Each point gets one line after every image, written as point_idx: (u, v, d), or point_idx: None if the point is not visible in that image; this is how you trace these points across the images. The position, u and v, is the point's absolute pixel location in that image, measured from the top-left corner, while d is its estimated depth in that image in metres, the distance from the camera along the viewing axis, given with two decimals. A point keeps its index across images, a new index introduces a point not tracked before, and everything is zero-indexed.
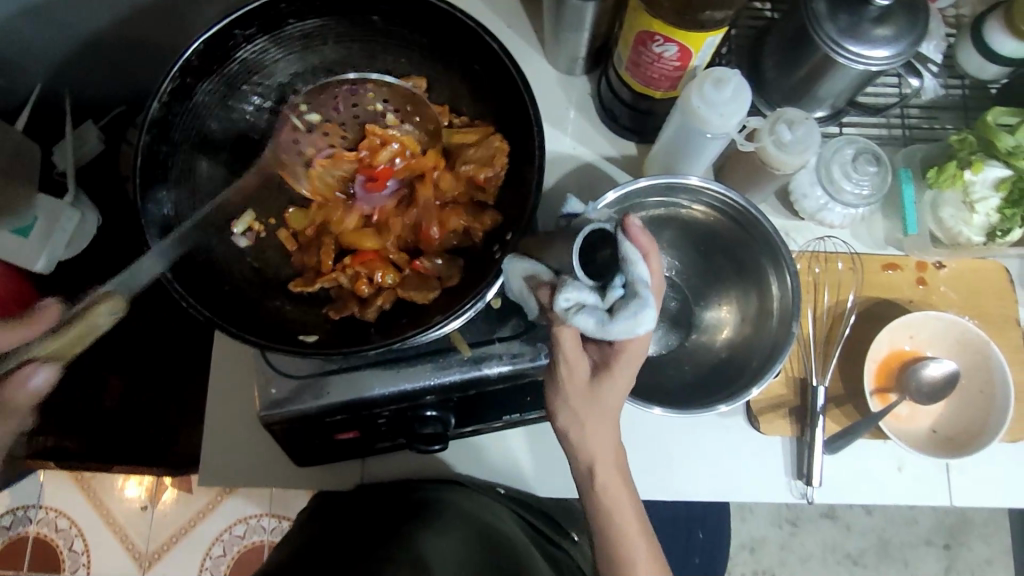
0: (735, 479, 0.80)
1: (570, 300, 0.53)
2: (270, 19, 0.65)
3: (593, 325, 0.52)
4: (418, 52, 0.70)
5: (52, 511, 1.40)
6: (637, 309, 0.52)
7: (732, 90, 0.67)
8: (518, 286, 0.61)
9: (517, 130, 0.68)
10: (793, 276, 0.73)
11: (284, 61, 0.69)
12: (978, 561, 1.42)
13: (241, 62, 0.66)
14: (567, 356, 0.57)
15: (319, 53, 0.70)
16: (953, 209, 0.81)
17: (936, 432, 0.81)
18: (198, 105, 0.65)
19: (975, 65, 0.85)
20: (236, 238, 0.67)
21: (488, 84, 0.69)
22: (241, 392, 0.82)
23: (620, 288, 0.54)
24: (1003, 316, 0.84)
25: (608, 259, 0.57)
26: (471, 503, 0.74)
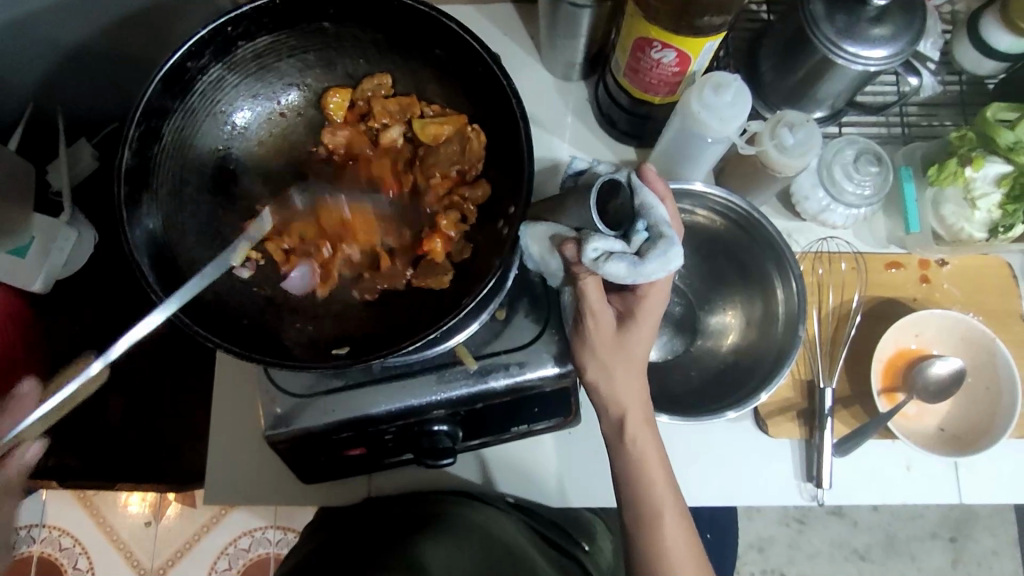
0: (744, 482, 0.79)
1: (598, 250, 0.56)
2: (220, 45, 0.62)
3: (626, 268, 0.55)
4: (373, 48, 0.68)
5: (56, 529, 1.39)
6: (665, 247, 0.56)
7: (732, 94, 0.67)
8: (538, 252, 0.64)
9: (497, 120, 0.66)
10: (798, 278, 0.73)
11: (242, 87, 0.66)
12: (985, 553, 1.42)
13: (201, 93, 0.63)
14: (592, 306, 0.62)
15: (276, 69, 0.67)
16: (955, 206, 0.81)
17: (944, 430, 0.81)
18: (167, 148, 0.62)
19: (972, 61, 0.85)
20: (238, 271, 0.64)
21: (451, 69, 0.67)
22: (245, 410, 0.82)
23: (644, 232, 0.57)
24: (1006, 311, 0.83)
25: (620, 208, 0.61)
26: (481, 515, 0.74)
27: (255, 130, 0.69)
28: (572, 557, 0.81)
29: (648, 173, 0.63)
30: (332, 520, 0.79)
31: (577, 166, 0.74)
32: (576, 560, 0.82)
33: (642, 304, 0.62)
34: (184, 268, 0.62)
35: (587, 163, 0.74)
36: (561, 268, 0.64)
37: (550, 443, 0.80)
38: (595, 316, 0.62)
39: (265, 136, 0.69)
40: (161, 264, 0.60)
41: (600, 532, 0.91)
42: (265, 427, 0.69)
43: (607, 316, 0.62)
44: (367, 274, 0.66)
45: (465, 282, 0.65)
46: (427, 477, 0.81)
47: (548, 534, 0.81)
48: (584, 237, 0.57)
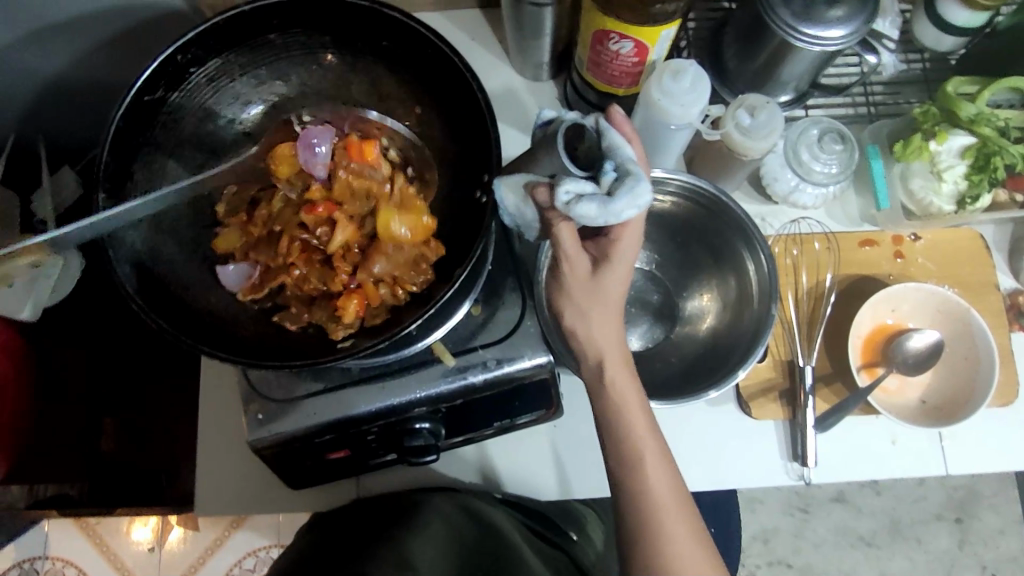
0: (731, 465, 0.80)
1: (570, 192, 0.55)
2: (172, 76, 0.62)
3: (596, 208, 0.53)
4: (323, 51, 0.67)
5: (59, 560, 1.39)
6: (633, 183, 0.54)
7: (690, 80, 0.68)
8: (512, 202, 0.60)
9: (459, 115, 0.67)
10: (767, 256, 0.73)
11: (201, 112, 0.66)
12: (991, 532, 1.41)
13: (163, 126, 0.64)
14: (568, 254, 0.60)
15: (232, 89, 0.67)
16: (923, 179, 0.81)
17: (927, 403, 0.81)
18: (140, 182, 0.63)
19: (931, 38, 0.86)
20: (227, 279, 0.65)
21: (402, 58, 0.67)
22: (232, 422, 0.82)
23: (612, 172, 0.56)
24: (981, 282, 0.84)
25: (590, 148, 0.61)
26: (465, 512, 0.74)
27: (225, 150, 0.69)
28: (560, 548, 0.81)
29: (616, 116, 0.61)
30: (322, 522, 0.79)
31: (545, 117, 0.64)
32: (564, 549, 0.82)
33: (616, 246, 0.60)
34: (176, 292, 0.63)
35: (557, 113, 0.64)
36: (537, 216, 0.62)
37: (535, 437, 0.81)
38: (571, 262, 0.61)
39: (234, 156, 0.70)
40: (146, 279, 0.61)
41: (591, 521, 0.92)
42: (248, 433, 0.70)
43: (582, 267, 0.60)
44: (295, 306, 0.66)
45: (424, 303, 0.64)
46: (417, 479, 0.81)
47: (534, 525, 0.82)
48: (557, 181, 0.56)
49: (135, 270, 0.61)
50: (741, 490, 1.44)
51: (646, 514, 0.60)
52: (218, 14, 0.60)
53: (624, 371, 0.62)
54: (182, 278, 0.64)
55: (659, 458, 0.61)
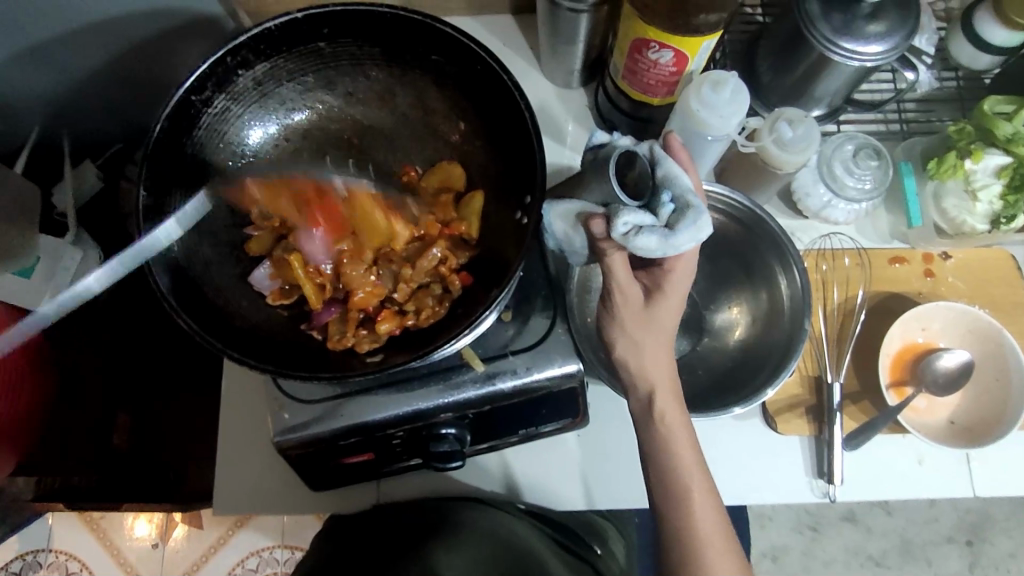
0: (755, 479, 0.79)
1: (628, 224, 0.55)
2: (220, 77, 0.62)
3: (657, 241, 0.54)
4: (371, 62, 0.67)
5: (63, 554, 1.39)
6: (694, 215, 0.55)
7: (730, 92, 0.67)
8: (562, 228, 0.63)
9: (505, 134, 0.66)
10: (802, 273, 0.73)
11: (246, 117, 0.66)
12: (1003, 556, 1.40)
13: (206, 128, 0.63)
14: (621, 284, 0.60)
15: (277, 94, 0.67)
16: (956, 199, 0.80)
17: (955, 423, 0.80)
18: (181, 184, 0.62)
19: (968, 56, 0.85)
20: (258, 282, 0.65)
21: (451, 73, 0.66)
22: (253, 421, 0.82)
23: (670, 203, 0.56)
24: (1011, 301, 0.83)
25: (639, 177, 0.61)
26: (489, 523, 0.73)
27: (262, 155, 0.68)
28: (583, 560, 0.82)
29: (673, 143, 0.62)
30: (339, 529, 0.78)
31: (597, 140, 0.65)
32: (585, 561, 0.83)
33: (669, 278, 0.60)
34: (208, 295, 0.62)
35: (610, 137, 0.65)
36: (586, 243, 0.64)
37: (558, 446, 0.80)
38: (623, 293, 0.60)
39: (273, 162, 0.69)
40: (177, 277, 0.59)
41: (611, 535, 0.93)
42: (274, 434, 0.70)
43: (635, 291, 0.60)
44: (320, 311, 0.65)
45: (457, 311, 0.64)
46: (436, 484, 0.80)
47: (559, 537, 0.83)
48: (613, 211, 0.56)
49: (168, 272, 0.59)
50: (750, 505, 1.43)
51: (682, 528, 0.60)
52: (270, 19, 0.60)
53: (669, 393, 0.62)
54: (214, 273, 0.64)
55: (704, 494, 0.61)
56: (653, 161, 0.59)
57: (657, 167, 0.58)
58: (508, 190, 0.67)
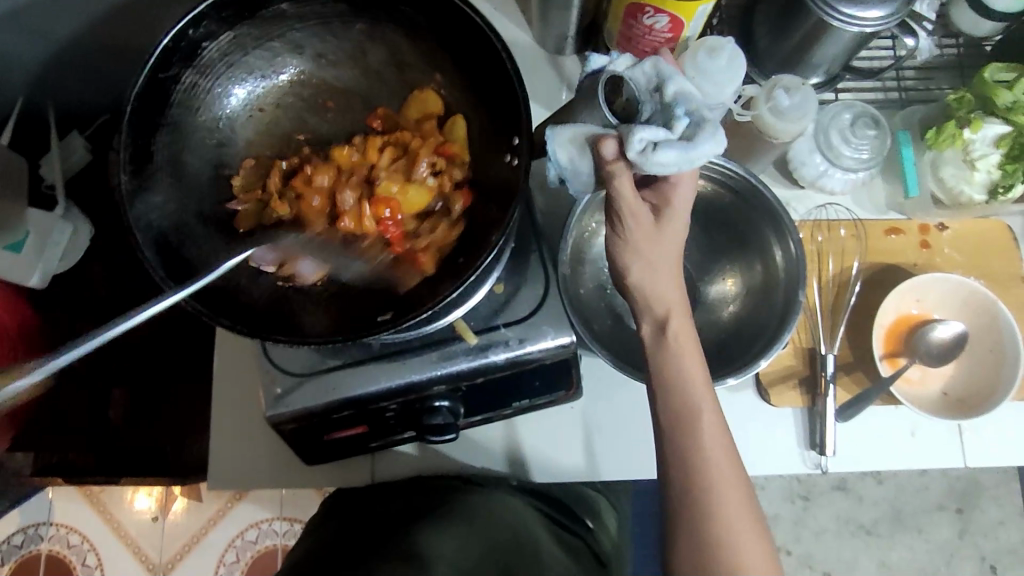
0: (748, 450, 0.79)
1: (644, 140, 0.53)
2: (184, 50, 0.60)
3: (676, 155, 0.52)
4: (338, 21, 0.65)
5: (63, 527, 1.40)
6: (711, 128, 0.53)
7: (726, 58, 0.66)
8: (568, 158, 0.59)
9: (486, 85, 0.64)
10: (796, 242, 0.72)
11: (219, 89, 0.64)
12: (992, 524, 1.42)
13: (180, 105, 0.61)
14: (627, 204, 0.56)
15: (245, 63, 0.64)
16: (954, 169, 0.80)
17: (948, 395, 0.80)
18: (163, 164, 0.60)
19: (969, 22, 0.83)
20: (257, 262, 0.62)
21: (423, 26, 0.64)
22: (247, 394, 0.81)
23: (684, 117, 0.54)
24: (1006, 273, 0.83)
25: (626, 103, 0.60)
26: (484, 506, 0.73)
27: (241, 128, 0.66)
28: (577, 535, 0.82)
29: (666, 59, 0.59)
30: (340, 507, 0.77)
31: (595, 63, 0.62)
32: (579, 537, 0.82)
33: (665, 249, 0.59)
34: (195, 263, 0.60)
35: (606, 59, 0.62)
36: (592, 174, 0.59)
37: (553, 419, 0.81)
38: (634, 214, 0.57)
39: (252, 133, 0.67)
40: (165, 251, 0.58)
41: (604, 508, 0.92)
42: (267, 409, 0.69)
43: (645, 210, 0.57)
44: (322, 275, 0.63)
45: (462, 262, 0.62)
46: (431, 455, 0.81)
47: (554, 513, 0.82)
48: (625, 131, 0.54)
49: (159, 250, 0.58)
50: None
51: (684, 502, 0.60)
52: None
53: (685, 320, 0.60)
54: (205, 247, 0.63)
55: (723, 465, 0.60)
56: (659, 79, 0.57)
57: (665, 84, 0.56)
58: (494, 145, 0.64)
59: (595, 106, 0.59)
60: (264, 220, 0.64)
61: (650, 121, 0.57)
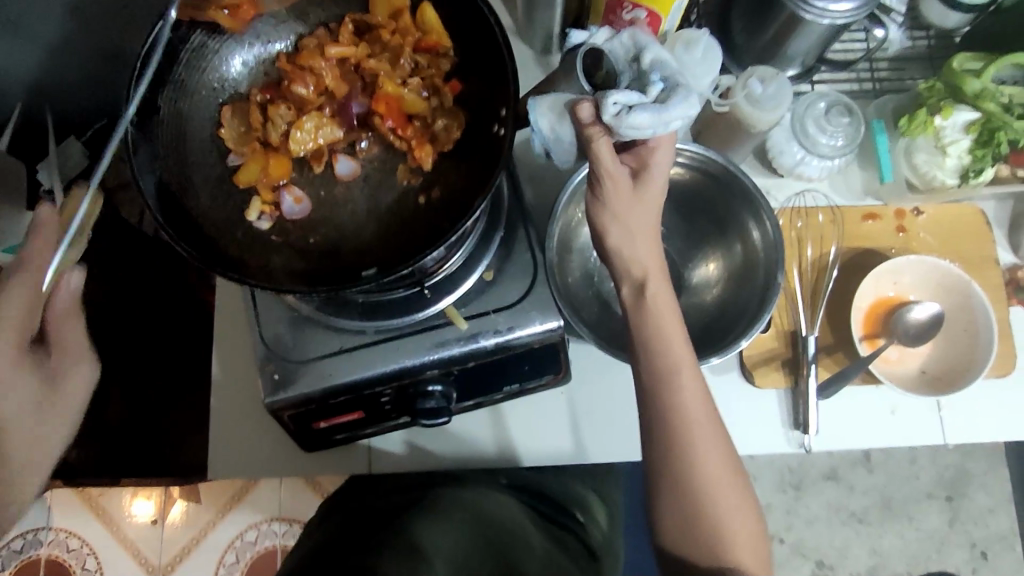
0: (734, 431, 0.82)
1: (617, 104, 0.57)
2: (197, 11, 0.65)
3: (650, 117, 0.57)
4: None
5: (63, 532, 1.41)
6: (685, 92, 0.58)
7: (702, 50, 0.69)
8: (550, 122, 0.63)
9: (474, 52, 0.69)
10: (773, 221, 0.75)
11: (224, 52, 0.69)
12: (981, 511, 1.44)
13: (187, 63, 0.66)
14: (608, 168, 0.60)
15: (252, 27, 0.70)
16: (927, 154, 0.82)
17: (927, 372, 0.83)
18: (168, 118, 0.65)
19: (938, 15, 0.86)
20: (258, 224, 0.68)
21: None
22: (245, 387, 0.84)
23: (660, 83, 0.59)
24: (980, 256, 0.86)
25: (606, 75, 0.66)
26: (470, 496, 0.78)
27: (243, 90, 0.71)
28: (568, 529, 0.87)
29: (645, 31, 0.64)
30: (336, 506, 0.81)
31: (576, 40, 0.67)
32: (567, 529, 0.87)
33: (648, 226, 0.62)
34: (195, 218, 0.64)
35: (587, 36, 0.67)
36: (574, 139, 0.64)
37: (545, 404, 0.83)
38: (613, 177, 0.61)
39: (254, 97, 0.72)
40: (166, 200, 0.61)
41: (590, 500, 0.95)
42: (264, 395, 0.71)
43: (624, 174, 0.61)
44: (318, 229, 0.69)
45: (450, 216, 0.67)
46: (428, 441, 0.83)
47: (542, 508, 0.87)
48: (602, 95, 0.59)
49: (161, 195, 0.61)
50: None
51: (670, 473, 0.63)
52: None
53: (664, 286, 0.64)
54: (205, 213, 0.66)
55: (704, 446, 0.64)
56: (636, 48, 0.62)
57: (643, 54, 0.61)
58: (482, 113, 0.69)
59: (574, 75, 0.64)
60: (262, 178, 0.69)
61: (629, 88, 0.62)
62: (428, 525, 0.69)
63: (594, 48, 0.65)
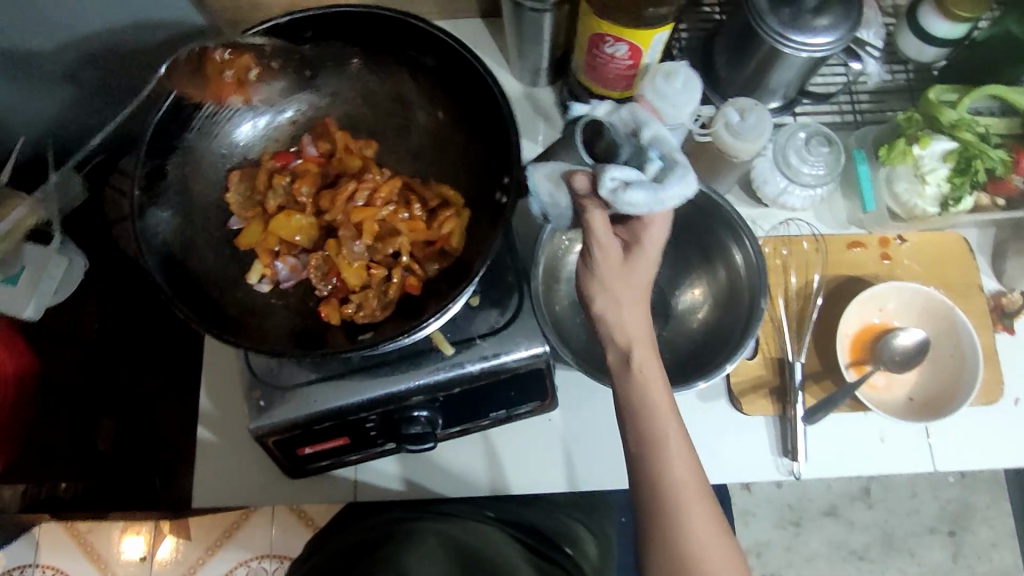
0: (725, 458, 0.81)
1: (615, 180, 0.57)
2: (212, 81, 0.67)
3: (646, 196, 0.56)
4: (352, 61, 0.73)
5: (49, 569, 1.38)
6: (683, 171, 0.58)
7: (682, 81, 0.71)
8: (547, 189, 0.63)
9: (478, 117, 0.71)
10: (754, 245, 0.76)
11: (236, 119, 0.72)
12: (984, 545, 1.42)
13: (200, 128, 0.69)
14: (601, 237, 0.60)
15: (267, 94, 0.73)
16: (907, 183, 0.84)
17: (914, 399, 0.83)
18: (177, 180, 0.67)
19: (915, 49, 0.89)
20: (258, 286, 0.70)
21: (430, 69, 0.72)
22: (235, 414, 0.84)
23: (658, 161, 0.60)
24: (965, 283, 0.87)
25: (608, 146, 0.65)
26: (457, 528, 0.80)
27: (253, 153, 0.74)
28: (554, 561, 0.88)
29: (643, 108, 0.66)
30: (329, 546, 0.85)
31: (575, 111, 0.66)
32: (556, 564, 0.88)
33: (643, 252, 0.62)
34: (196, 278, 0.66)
35: (587, 108, 0.67)
36: (570, 205, 0.64)
37: (532, 432, 0.84)
38: (604, 248, 0.60)
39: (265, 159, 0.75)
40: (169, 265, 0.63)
41: (582, 535, 0.95)
42: (250, 421, 0.71)
43: (615, 247, 0.60)
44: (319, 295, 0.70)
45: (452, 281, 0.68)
46: (416, 468, 0.83)
47: (529, 540, 0.90)
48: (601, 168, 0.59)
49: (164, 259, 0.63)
50: (734, 502, 1.44)
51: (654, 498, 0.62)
52: (258, 26, 0.66)
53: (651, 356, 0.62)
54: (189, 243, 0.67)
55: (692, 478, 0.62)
56: (636, 125, 0.63)
57: (641, 130, 0.62)
58: (485, 181, 0.72)
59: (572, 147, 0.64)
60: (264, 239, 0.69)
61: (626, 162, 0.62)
62: (413, 555, 0.72)
63: (592, 120, 0.65)
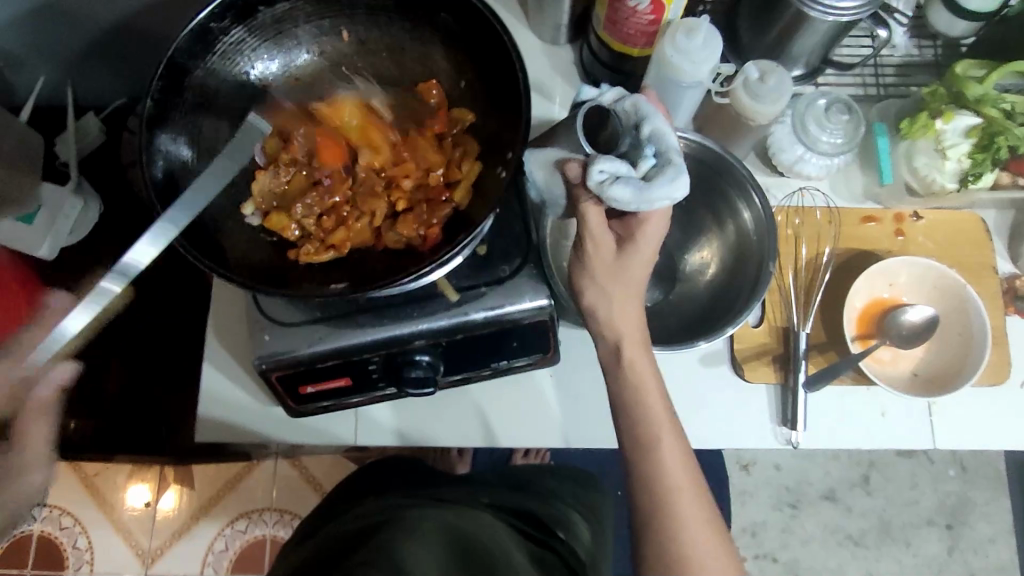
0: (723, 424, 0.81)
1: (604, 172, 0.57)
2: (242, 9, 0.66)
3: (632, 193, 0.56)
4: (384, 15, 0.71)
5: (57, 509, 1.39)
6: (673, 173, 0.57)
7: (704, 36, 0.70)
8: (542, 178, 0.65)
9: (495, 78, 0.69)
10: (764, 203, 0.76)
11: (261, 50, 0.70)
12: (981, 540, 1.41)
13: (221, 55, 0.68)
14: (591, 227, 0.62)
15: (293, 34, 0.71)
16: (927, 157, 0.82)
17: (919, 375, 0.83)
18: (190, 101, 0.67)
19: (945, 23, 0.87)
20: (248, 219, 0.68)
21: (457, 34, 0.70)
22: (240, 353, 0.85)
23: (652, 158, 0.59)
24: (979, 263, 0.86)
25: (609, 136, 0.63)
26: (459, 517, 0.75)
27: (274, 88, 0.72)
28: (551, 548, 0.80)
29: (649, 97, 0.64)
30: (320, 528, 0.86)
31: (584, 94, 0.65)
32: (553, 550, 0.81)
33: (640, 230, 0.62)
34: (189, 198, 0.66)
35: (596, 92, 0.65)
36: (564, 194, 0.65)
37: (534, 387, 0.84)
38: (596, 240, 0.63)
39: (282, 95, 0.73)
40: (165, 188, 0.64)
41: (576, 520, 0.91)
42: (253, 355, 0.72)
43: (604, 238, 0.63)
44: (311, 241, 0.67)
45: (448, 236, 0.67)
46: (414, 414, 0.84)
47: (527, 529, 0.84)
48: (590, 161, 0.59)
49: (166, 176, 0.64)
50: (732, 483, 1.44)
51: (647, 473, 0.64)
52: None
53: (637, 352, 0.66)
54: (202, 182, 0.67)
55: (679, 462, 0.65)
56: (637, 117, 0.61)
57: (641, 124, 0.60)
58: (498, 141, 0.69)
59: (572, 131, 0.63)
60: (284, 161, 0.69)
61: (623, 154, 0.61)
62: (412, 541, 0.66)
63: (599, 108, 0.64)
